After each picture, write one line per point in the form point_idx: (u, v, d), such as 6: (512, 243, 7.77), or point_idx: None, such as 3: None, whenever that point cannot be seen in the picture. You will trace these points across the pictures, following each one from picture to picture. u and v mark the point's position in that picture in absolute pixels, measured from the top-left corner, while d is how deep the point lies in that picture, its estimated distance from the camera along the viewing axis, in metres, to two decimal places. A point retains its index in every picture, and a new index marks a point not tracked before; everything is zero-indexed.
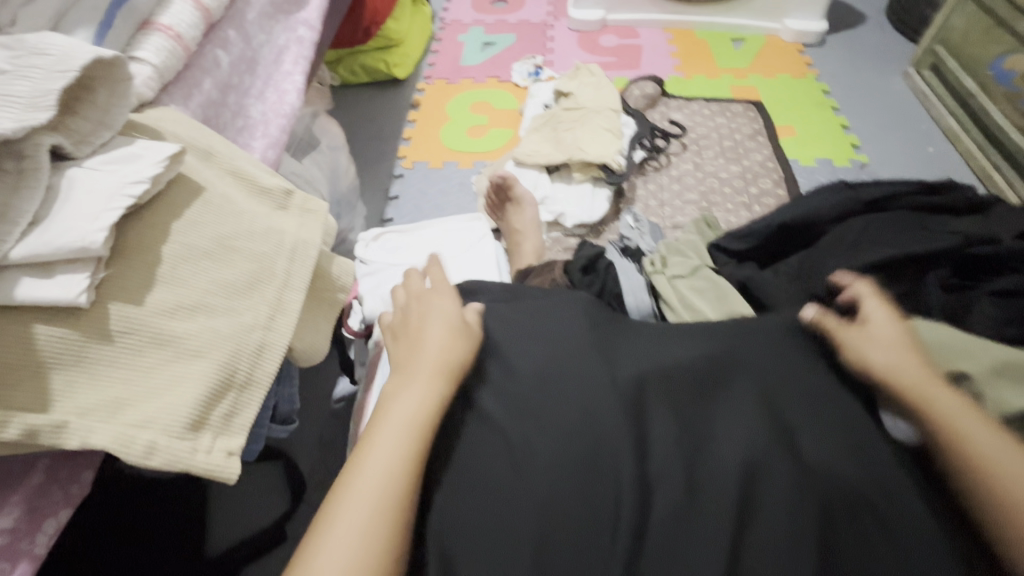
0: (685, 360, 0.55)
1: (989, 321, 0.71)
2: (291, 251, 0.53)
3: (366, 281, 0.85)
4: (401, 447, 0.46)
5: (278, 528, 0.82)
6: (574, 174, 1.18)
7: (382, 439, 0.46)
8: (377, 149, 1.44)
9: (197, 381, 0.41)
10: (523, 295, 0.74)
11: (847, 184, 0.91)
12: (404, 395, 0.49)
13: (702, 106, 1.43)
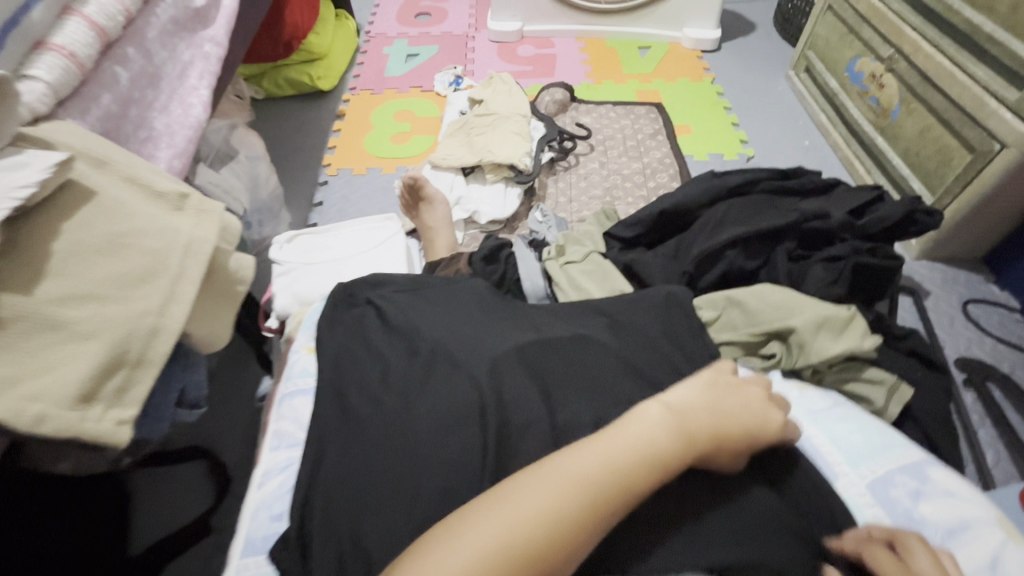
0: (552, 352, 0.68)
1: (820, 283, 0.85)
2: (186, 247, 0.58)
3: (279, 280, 0.91)
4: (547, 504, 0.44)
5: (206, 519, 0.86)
6: (487, 175, 1.26)
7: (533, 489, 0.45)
8: (301, 159, 1.49)
9: (87, 359, 0.46)
10: (424, 284, 0.84)
11: (714, 174, 1.03)
12: (579, 459, 0.47)
13: (609, 110, 1.56)
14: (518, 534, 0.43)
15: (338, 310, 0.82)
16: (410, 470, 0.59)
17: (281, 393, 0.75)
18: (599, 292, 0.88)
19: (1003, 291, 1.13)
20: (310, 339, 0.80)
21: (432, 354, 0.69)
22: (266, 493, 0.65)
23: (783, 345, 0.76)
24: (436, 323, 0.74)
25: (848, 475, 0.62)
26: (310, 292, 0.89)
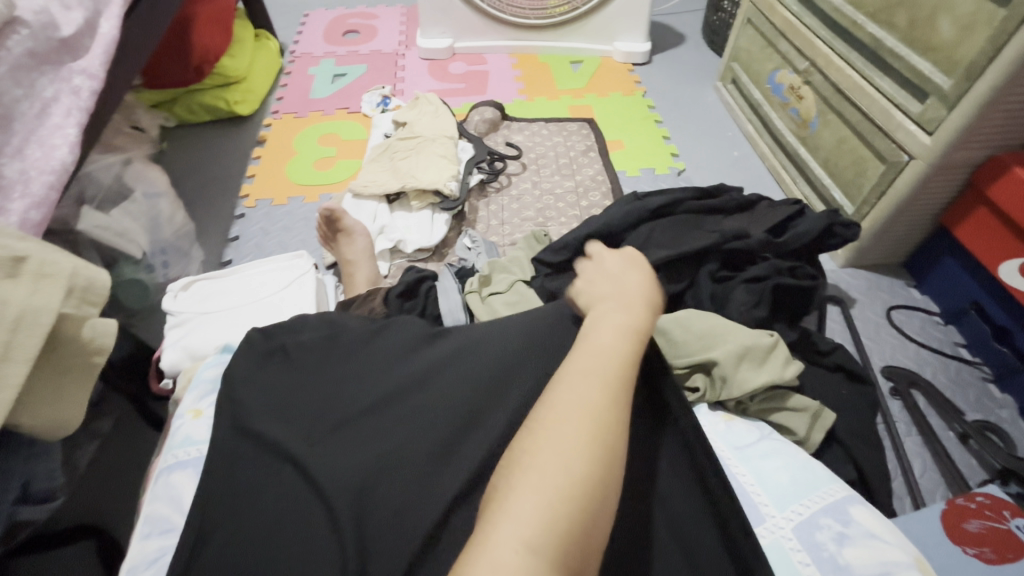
0: (462, 388, 0.64)
1: (742, 306, 0.83)
2: (16, 321, 0.51)
3: (171, 334, 0.82)
4: (591, 399, 0.49)
5: None
6: (412, 202, 1.21)
7: (572, 399, 0.49)
8: (217, 190, 1.40)
9: None
10: (337, 334, 0.73)
11: (638, 194, 1.00)
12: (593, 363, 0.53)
13: (541, 127, 1.53)
14: (586, 428, 0.47)
15: (249, 365, 0.69)
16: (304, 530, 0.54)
17: (160, 466, 0.65)
18: None
19: (924, 295, 1.15)
20: (199, 402, 0.70)
21: (334, 415, 0.63)
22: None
23: (707, 378, 0.72)
24: (356, 384, 0.67)
25: (775, 518, 0.57)
26: (203, 347, 0.80)
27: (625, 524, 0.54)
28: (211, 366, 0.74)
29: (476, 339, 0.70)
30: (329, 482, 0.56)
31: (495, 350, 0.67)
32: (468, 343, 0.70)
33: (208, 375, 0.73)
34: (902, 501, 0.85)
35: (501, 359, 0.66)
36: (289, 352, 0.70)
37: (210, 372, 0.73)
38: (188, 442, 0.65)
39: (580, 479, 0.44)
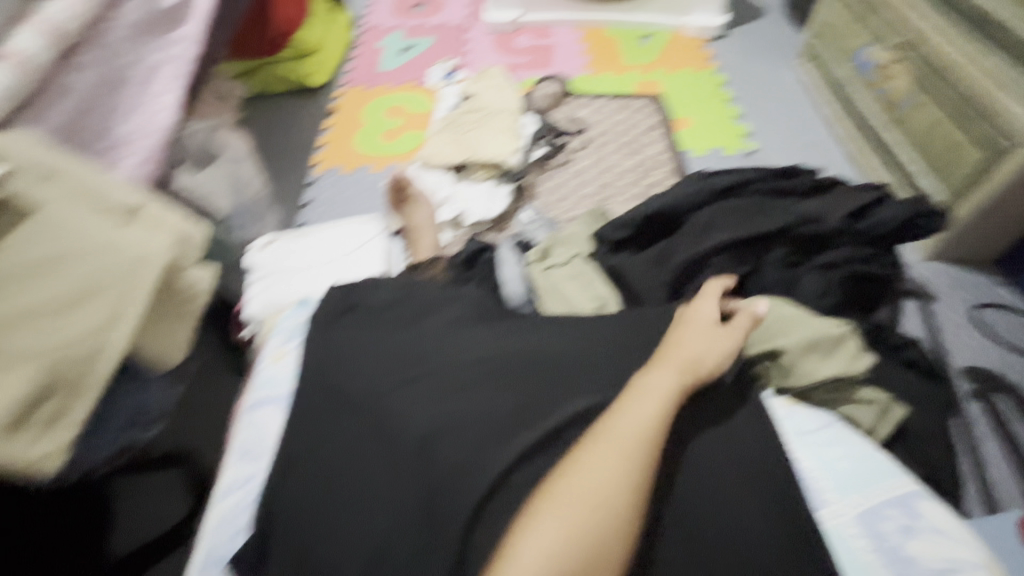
0: (516, 363, 0.69)
1: (813, 291, 0.82)
2: (134, 261, 0.57)
3: (256, 285, 0.90)
4: (618, 457, 0.50)
5: None
6: (474, 173, 1.23)
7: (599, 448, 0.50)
8: (291, 157, 1.47)
9: (13, 388, 0.46)
10: (412, 295, 0.79)
11: (706, 172, 0.97)
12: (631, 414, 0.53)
13: (606, 103, 1.51)
14: (599, 484, 0.48)
15: (331, 318, 0.76)
16: (373, 474, 0.59)
17: (248, 404, 0.72)
18: (581, 299, 0.86)
19: (1017, 294, 1.07)
20: (282, 344, 0.77)
21: (408, 368, 0.67)
22: (230, 506, 0.64)
23: (771, 366, 0.70)
24: (426, 343, 0.70)
25: (836, 504, 0.56)
26: (285, 299, 0.87)
27: (687, 499, 0.53)
28: (292, 316, 0.80)
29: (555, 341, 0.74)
30: (403, 433, 0.60)
31: (575, 358, 0.72)
32: (543, 340, 0.73)
33: (289, 323, 0.79)
34: (972, 504, 0.81)
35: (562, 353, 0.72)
36: (363, 310, 0.76)
37: (291, 321, 0.79)
38: (271, 383, 0.71)
39: (604, 531, 0.46)
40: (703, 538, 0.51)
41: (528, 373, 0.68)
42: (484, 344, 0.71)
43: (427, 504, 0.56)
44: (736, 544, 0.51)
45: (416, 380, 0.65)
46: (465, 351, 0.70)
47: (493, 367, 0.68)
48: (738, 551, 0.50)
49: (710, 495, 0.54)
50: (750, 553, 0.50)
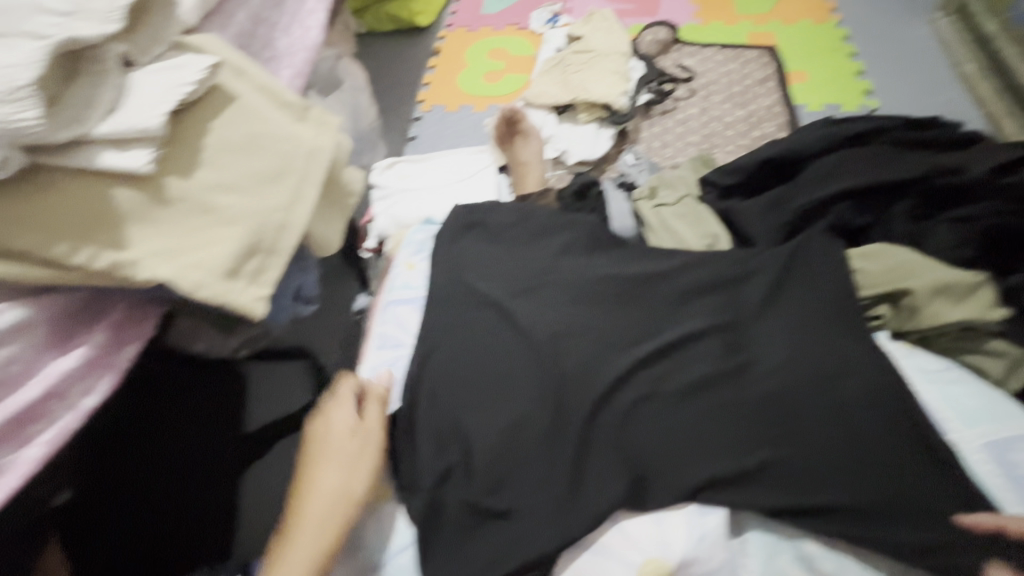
0: (639, 280, 0.72)
1: (944, 246, 0.78)
2: (309, 152, 0.63)
3: (380, 203, 0.96)
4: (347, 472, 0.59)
5: (304, 412, 0.96)
6: (580, 114, 1.24)
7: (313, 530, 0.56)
8: (398, 93, 1.53)
9: (231, 241, 0.52)
10: (531, 216, 0.83)
11: (833, 121, 0.95)
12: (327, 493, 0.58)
13: (716, 52, 1.45)
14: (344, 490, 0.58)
15: (460, 232, 0.83)
16: (505, 363, 0.66)
17: (385, 302, 0.78)
18: (692, 236, 0.86)
19: None
20: (412, 256, 0.83)
21: (533, 276, 0.74)
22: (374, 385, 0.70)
23: (892, 309, 0.70)
24: (548, 258, 0.76)
25: (961, 433, 0.59)
26: (409, 217, 0.93)
27: (806, 406, 0.58)
28: (420, 232, 0.86)
29: (678, 261, 0.73)
30: (534, 329, 0.67)
31: (694, 279, 0.71)
32: (650, 257, 0.76)
33: (418, 238, 0.86)
34: None
35: (681, 263, 0.73)
36: (488, 226, 0.83)
37: (420, 236, 0.86)
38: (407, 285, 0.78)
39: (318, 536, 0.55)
40: (820, 439, 0.57)
41: (646, 287, 0.71)
42: (598, 263, 0.75)
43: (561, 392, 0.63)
44: (850, 448, 0.56)
45: (540, 290, 0.72)
46: (583, 267, 0.75)
47: (609, 279, 0.72)
48: (853, 453, 0.56)
49: (827, 404, 0.58)
50: (868, 457, 0.55)
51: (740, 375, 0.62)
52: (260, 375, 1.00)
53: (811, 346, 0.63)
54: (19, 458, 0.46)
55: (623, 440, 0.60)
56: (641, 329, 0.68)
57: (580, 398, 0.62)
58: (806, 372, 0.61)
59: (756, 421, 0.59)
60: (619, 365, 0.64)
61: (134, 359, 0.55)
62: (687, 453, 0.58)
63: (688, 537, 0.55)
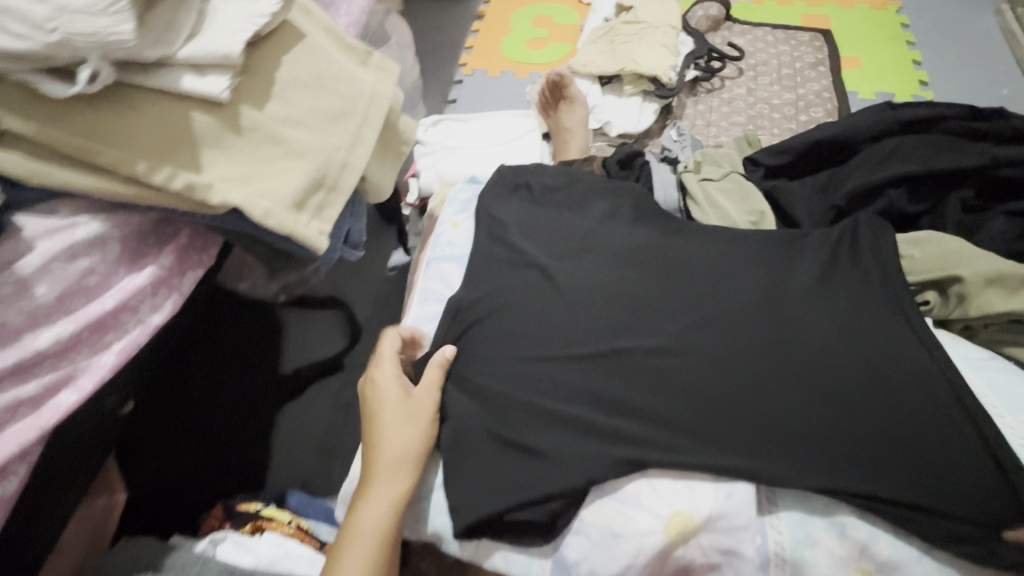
0: (684, 253, 0.71)
1: (997, 237, 0.78)
2: (369, 97, 0.64)
3: (425, 159, 0.98)
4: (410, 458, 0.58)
5: (337, 360, 0.98)
6: (625, 86, 1.22)
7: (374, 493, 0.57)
8: (439, 55, 1.50)
9: (297, 175, 0.53)
10: (574, 181, 0.82)
11: (892, 105, 0.91)
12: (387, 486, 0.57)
13: (767, 33, 1.41)
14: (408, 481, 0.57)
15: (501, 192, 0.82)
16: (538, 318, 0.64)
17: (429, 259, 0.79)
18: (736, 214, 0.86)
19: None
20: (455, 216, 0.83)
21: (574, 240, 0.73)
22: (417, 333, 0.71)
23: (940, 295, 0.70)
24: (588, 224, 0.75)
25: (1005, 422, 0.56)
26: (454, 174, 0.94)
27: (851, 385, 0.56)
28: (464, 191, 0.86)
29: (717, 242, 0.72)
30: (572, 288, 0.66)
31: (737, 255, 0.69)
32: (686, 239, 0.73)
33: (462, 197, 0.85)
34: None
35: (720, 246, 0.71)
36: (533, 188, 0.82)
37: (463, 195, 0.86)
38: (452, 243, 0.78)
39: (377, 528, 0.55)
40: (861, 420, 0.54)
41: (685, 264, 0.69)
42: (635, 234, 0.74)
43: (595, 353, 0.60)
44: (899, 432, 0.54)
45: (576, 258, 0.71)
46: (626, 233, 0.74)
47: (645, 251, 0.71)
48: (900, 436, 0.53)
49: (876, 387, 0.56)
50: (917, 440, 0.53)
51: (785, 347, 0.59)
52: (296, 319, 1.02)
53: (854, 327, 0.60)
54: (95, 364, 0.48)
55: (661, 403, 0.57)
56: (682, 298, 0.65)
57: (615, 358, 0.60)
58: (849, 352, 0.58)
59: (801, 395, 0.56)
60: (657, 331, 0.62)
61: (194, 284, 0.58)
62: (729, 421, 0.55)
63: (717, 495, 0.53)
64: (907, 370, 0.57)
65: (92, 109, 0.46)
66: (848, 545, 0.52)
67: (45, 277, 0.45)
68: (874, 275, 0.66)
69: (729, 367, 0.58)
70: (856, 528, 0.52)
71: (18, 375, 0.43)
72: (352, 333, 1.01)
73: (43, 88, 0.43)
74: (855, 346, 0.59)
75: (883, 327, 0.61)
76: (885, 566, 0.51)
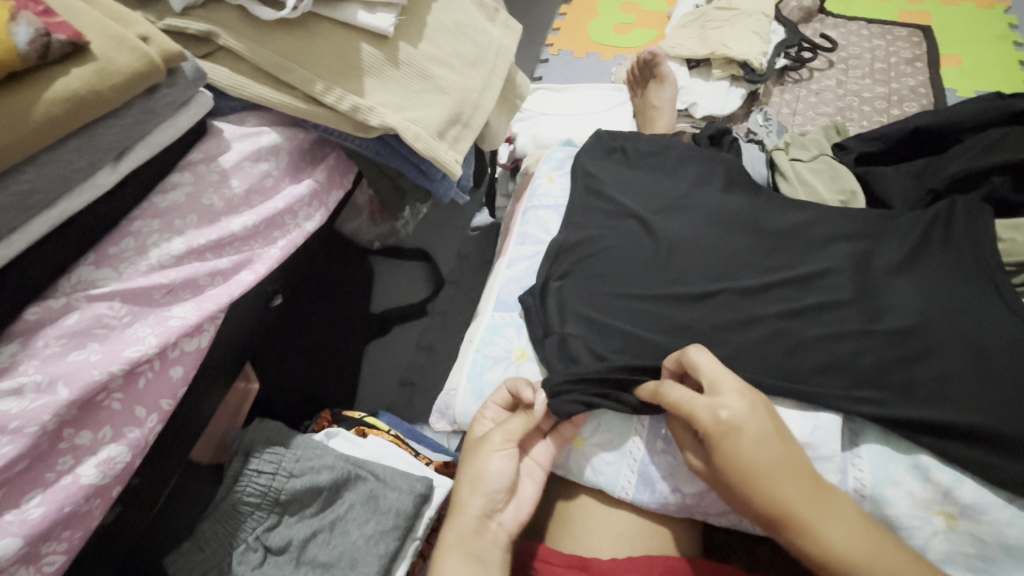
0: (781, 216, 0.72)
1: None
2: (498, 49, 0.70)
3: (520, 124, 1.04)
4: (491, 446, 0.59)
5: (421, 307, 1.02)
6: (713, 70, 1.24)
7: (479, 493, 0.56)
8: (527, 35, 1.55)
9: (441, 109, 0.60)
10: (670, 149, 0.83)
11: (1001, 96, 0.89)
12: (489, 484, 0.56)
13: (862, 27, 1.40)
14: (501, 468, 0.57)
15: (598, 153, 0.85)
16: (631, 265, 0.69)
17: (525, 208, 0.84)
18: (825, 191, 0.87)
19: None
20: (551, 171, 0.88)
21: (673, 196, 0.75)
22: (515, 272, 0.76)
23: None
24: (683, 184, 0.77)
25: None
26: (549, 138, 0.99)
27: (939, 345, 0.58)
28: (560, 151, 0.91)
29: (817, 210, 0.72)
30: (668, 241, 0.69)
31: (837, 224, 0.70)
32: (783, 201, 0.74)
33: (558, 156, 0.90)
34: None
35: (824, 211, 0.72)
36: (629, 152, 0.84)
37: (559, 154, 0.90)
38: (549, 194, 0.84)
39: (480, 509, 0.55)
40: (945, 376, 0.56)
41: (783, 226, 0.70)
42: (732, 197, 0.75)
43: (685, 299, 0.64)
44: (986, 391, 0.55)
45: (669, 212, 0.74)
46: (723, 194, 0.75)
47: (743, 210, 0.73)
48: (985, 394, 0.55)
49: (967, 350, 0.57)
50: (1004, 399, 0.54)
51: (873, 309, 0.61)
52: (385, 266, 1.07)
53: (945, 292, 0.62)
54: (266, 253, 0.54)
55: (747, 345, 0.60)
56: (777, 259, 0.67)
57: (707, 303, 0.64)
58: (940, 316, 0.59)
59: (886, 350, 0.58)
60: (750, 283, 0.64)
61: (336, 204, 0.64)
62: (813, 366, 0.58)
63: (803, 425, 0.56)
64: (1007, 337, 0.57)
65: (287, 34, 0.54)
66: (932, 488, 0.53)
67: (238, 172, 0.53)
68: (975, 244, 0.65)
69: (818, 321, 0.61)
70: (939, 471, 0.53)
71: (216, 250, 0.51)
72: (437, 285, 1.04)
73: (255, 12, 0.51)
74: (950, 314, 0.60)
75: (975, 295, 0.61)
76: (970, 512, 0.52)
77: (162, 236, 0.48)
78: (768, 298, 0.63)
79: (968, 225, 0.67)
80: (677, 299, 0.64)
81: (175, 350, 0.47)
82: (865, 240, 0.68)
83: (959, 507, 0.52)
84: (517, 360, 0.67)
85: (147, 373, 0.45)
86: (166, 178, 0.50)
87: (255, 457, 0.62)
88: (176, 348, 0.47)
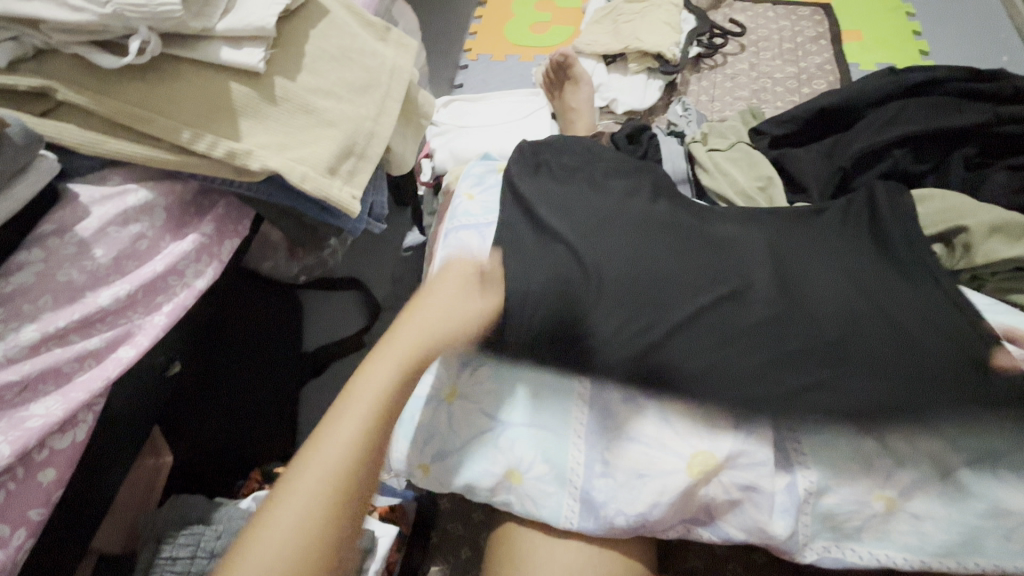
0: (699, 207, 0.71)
1: (1000, 190, 0.79)
2: (391, 70, 0.66)
3: (437, 139, 1.01)
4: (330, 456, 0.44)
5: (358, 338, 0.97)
6: (630, 64, 1.24)
7: (316, 467, 0.43)
8: (444, 43, 1.52)
9: (329, 143, 0.56)
10: (594, 163, 0.78)
11: (893, 70, 0.92)
12: (334, 433, 0.45)
13: (767, 9, 1.43)
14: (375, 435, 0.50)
15: (524, 173, 0.77)
16: (564, 273, 0.61)
17: (447, 229, 0.81)
18: (744, 179, 0.88)
19: None
20: (471, 188, 0.85)
21: (602, 206, 0.69)
22: None
23: (945, 247, 0.69)
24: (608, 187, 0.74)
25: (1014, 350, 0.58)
26: (467, 152, 0.97)
27: (874, 332, 0.56)
28: (478, 166, 0.88)
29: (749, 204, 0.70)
30: (597, 252, 0.62)
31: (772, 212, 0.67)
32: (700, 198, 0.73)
33: (476, 171, 0.87)
34: None
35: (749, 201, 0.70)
36: (553, 167, 0.77)
37: (478, 169, 0.88)
38: (470, 213, 0.80)
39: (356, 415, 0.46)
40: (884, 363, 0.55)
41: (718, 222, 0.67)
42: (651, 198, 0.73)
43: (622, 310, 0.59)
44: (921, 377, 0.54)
45: (602, 219, 0.66)
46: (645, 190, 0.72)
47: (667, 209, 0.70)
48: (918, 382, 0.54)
49: (905, 338, 0.55)
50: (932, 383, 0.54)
51: (835, 334, 0.56)
52: (315, 300, 1.03)
53: (878, 274, 0.60)
54: (148, 323, 0.49)
55: (688, 381, 0.57)
56: (718, 253, 0.62)
57: (649, 312, 0.59)
58: (877, 303, 0.58)
59: (832, 351, 0.56)
60: (689, 287, 0.60)
61: (233, 253, 0.59)
62: (751, 370, 0.56)
63: (734, 434, 0.55)
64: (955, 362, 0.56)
65: (140, 80, 0.49)
66: (874, 474, 0.54)
67: (101, 239, 0.48)
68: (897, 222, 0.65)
69: (757, 319, 0.58)
70: (879, 457, 0.54)
71: (84, 330, 0.46)
72: (374, 313, 0.99)
73: (96, 60, 0.46)
74: (910, 333, 0.56)
75: (904, 274, 0.61)
76: (906, 493, 0.54)
77: (7, 326, 0.42)
78: (709, 301, 0.59)
79: (885, 202, 0.67)
80: (614, 313, 0.59)
81: (42, 452, 0.42)
82: (794, 226, 0.67)
83: (898, 492, 0.54)
84: (447, 400, 0.62)
85: (7, 485, 0.40)
86: (12, 257, 0.44)
87: (168, 543, 0.57)
88: (43, 449, 0.42)
